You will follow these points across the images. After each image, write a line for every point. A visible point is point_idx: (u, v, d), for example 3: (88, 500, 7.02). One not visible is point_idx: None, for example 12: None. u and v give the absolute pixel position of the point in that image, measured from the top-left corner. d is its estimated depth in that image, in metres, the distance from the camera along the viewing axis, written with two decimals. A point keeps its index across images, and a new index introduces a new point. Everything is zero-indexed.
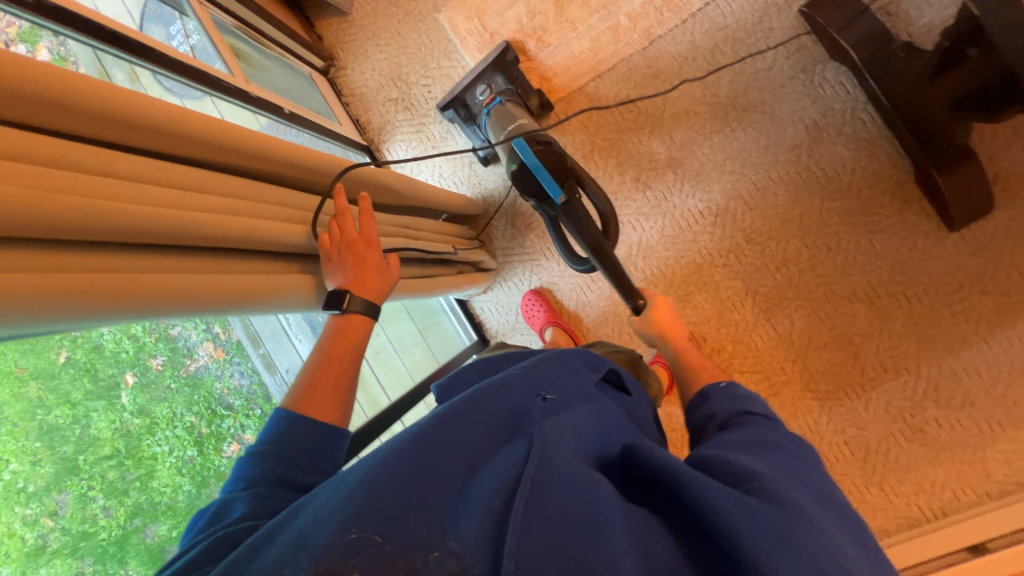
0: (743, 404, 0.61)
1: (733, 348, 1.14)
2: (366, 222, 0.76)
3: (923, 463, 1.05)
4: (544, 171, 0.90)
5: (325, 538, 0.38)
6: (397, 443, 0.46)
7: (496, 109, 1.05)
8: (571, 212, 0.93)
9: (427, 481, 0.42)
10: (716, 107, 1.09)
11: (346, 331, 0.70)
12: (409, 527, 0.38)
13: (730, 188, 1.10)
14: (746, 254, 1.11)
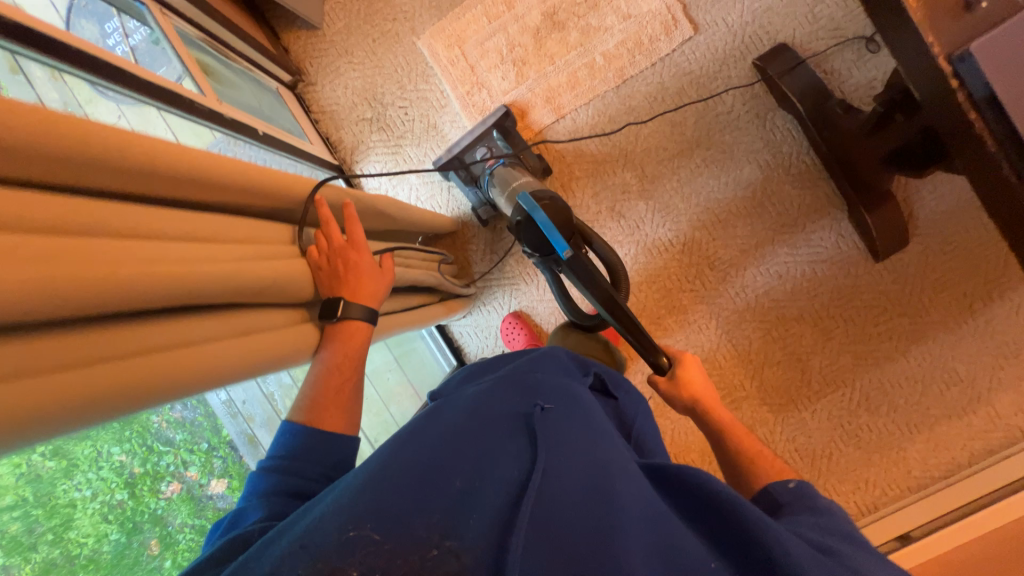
0: (806, 501, 0.57)
1: (700, 367, 1.22)
2: (356, 228, 0.76)
3: (858, 464, 1.19)
4: (550, 225, 0.88)
5: (326, 536, 0.38)
6: (401, 450, 0.47)
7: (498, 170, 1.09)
8: (580, 262, 0.87)
9: (430, 483, 0.43)
10: (683, 144, 1.18)
11: (348, 337, 0.69)
12: (409, 525, 0.39)
13: (695, 219, 1.20)
14: (710, 280, 1.20)
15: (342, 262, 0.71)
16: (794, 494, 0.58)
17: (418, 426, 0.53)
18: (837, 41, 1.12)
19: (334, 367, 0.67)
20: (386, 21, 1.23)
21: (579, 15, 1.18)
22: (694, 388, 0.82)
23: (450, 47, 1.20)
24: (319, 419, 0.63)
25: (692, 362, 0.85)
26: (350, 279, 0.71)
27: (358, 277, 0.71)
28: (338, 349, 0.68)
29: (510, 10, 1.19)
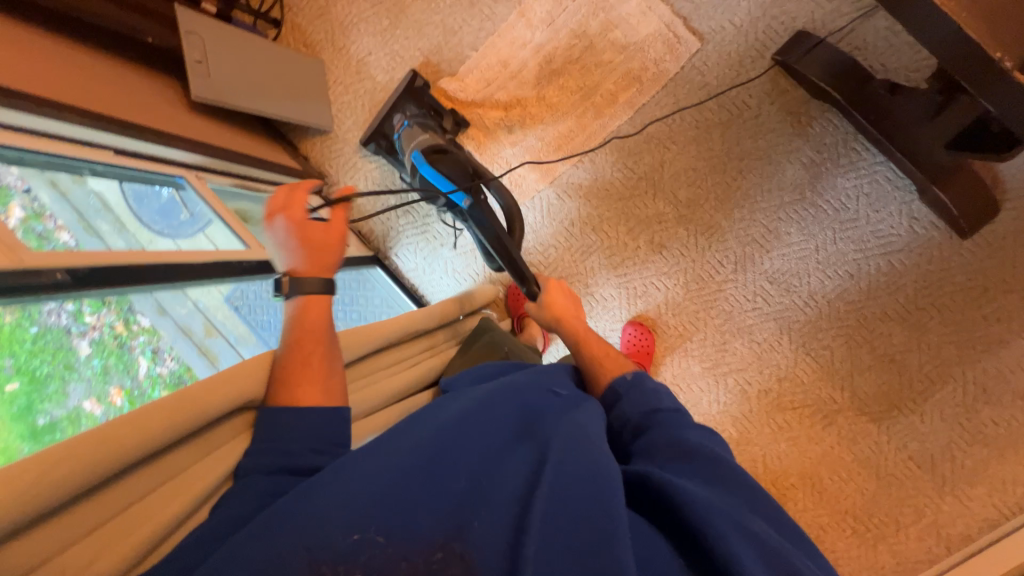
0: (651, 400, 0.63)
1: (781, 386, 1.14)
2: (297, 190, 0.66)
3: (988, 463, 1.07)
4: (442, 176, 0.97)
5: (325, 538, 0.42)
6: (404, 447, 0.50)
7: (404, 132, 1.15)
8: (472, 207, 0.97)
9: (430, 487, 0.47)
10: (713, 161, 1.12)
11: (311, 309, 0.61)
12: (409, 530, 0.44)
13: (743, 234, 1.12)
14: (773, 295, 1.12)
15: (291, 231, 0.62)
16: (629, 384, 0.67)
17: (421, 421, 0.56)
18: (865, 13, 1.02)
19: (297, 339, 0.59)
20: None
21: (577, 56, 1.14)
22: (551, 307, 0.87)
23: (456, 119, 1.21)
24: (293, 398, 0.56)
25: (560, 290, 0.90)
26: (306, 248, 0.62)
27: (310, 243, 0.62)
28: (294, 318, 0.60)
29: (507, 68, 1.17)
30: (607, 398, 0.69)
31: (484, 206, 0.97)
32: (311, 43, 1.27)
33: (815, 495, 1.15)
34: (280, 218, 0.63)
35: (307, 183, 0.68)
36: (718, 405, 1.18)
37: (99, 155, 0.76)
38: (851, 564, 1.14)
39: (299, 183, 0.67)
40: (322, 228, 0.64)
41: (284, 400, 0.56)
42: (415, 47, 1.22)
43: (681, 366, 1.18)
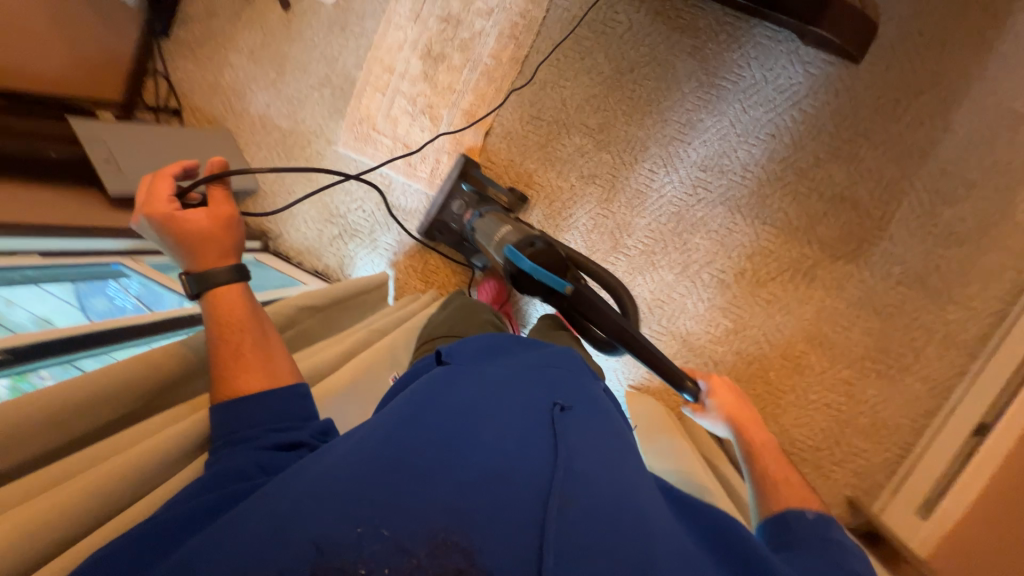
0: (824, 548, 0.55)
1: (754, 262, 1.15)
2: (162, 179, 0.63)
3: (972, 258, 1.07)
4: (543, 269, 0.82)
5: (328, 531, 0.38)
6: (416, 440, 0.46)
7: (478, 219, 1.08)
8: (584, 303, 0.81)
9: (447, 470, 0.43)
10: (608, 82, 1.16)
11: (248, 301, 0.62)
12: (420, 517, 0.39)
13: (663, 138, 1.16)
14: (711, 181, 1.15)
15: (163, 223, 0.60)
16: (812, 525, 0.58)
17: (433, 400, 0.52)
18: None
19: (237, 330, 0.59)
20: (305, 148, 1.30)
21: (452, 37, 1.20)
22: (727, 412, 0.79)
23: (365, 134, 1.26)
24: (238, 389, 0.57)
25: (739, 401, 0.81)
26: (188, 240, 0.60)
27: (189, 232, 0.60)
28: (219, 309, 0.60)
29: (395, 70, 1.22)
30: (774, 526, 0.61)
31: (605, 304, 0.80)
32: (212, 117, 1.33)
33: (829, 353, 1.15)
34: (149, 215, 0.60)
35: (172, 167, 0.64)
36: (705, 303, 1.18)
37: (16, 260, 0.78)
38: (889, 406, 1.13)
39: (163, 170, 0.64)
40: (203, 212, 0.62)
41: (227, 393, 0.57)
42: (307, 86, 1.28)
43: (655, 279, 1.19)
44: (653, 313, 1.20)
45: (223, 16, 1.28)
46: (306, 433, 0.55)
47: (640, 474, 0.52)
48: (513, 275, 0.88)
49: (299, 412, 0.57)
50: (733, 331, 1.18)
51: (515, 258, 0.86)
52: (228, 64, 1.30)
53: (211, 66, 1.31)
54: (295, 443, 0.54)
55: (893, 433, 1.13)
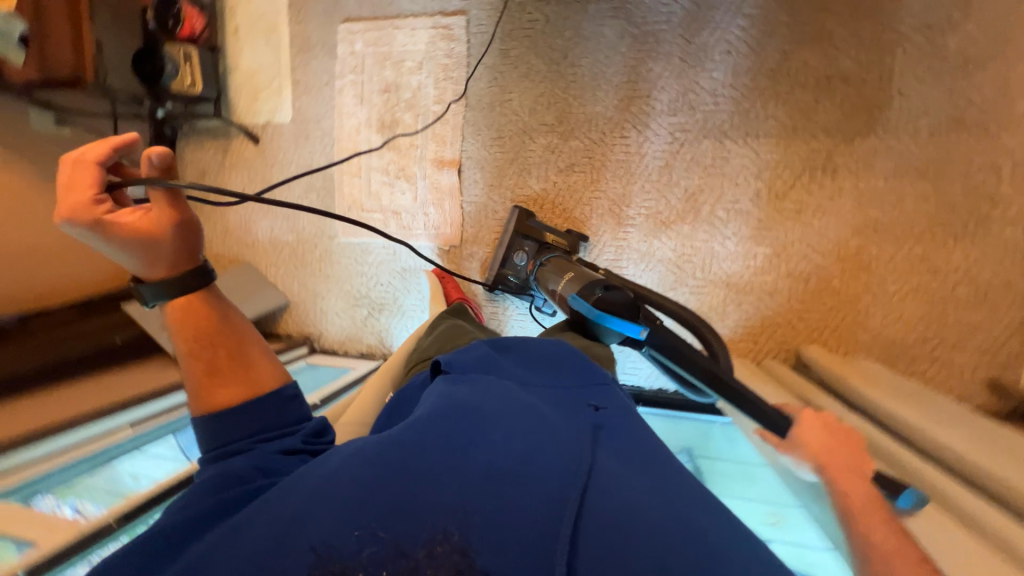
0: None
1: (767, 178, 1.08)
2: (84, 168, 0.53)
3: (1005, 75, 0.95)
4: (613, 317, 0.83)
5: (330, 536, 0.42)
6: (418, 441, 0.48)
7: (540, 270, 1.10)
8: (659, 343, 0.83)
9: (446, 471, 0.46)
10: (548, 75, 1.17)
11: (223, 309, 0.63)
12: (416, 518, 0.42)
13: (621, 101, 1.14)
14: (685, 120, 1.11)
15: (92, 228, 0.53)
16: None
17: (440, 404, 0.55)
18: None
19: (213, 342, 0.61)
20: (314, 251, 1.41)
21: (398, 101, 1.27)
22: (812, 450, 0.69)
23: (358, 217, 1.35)
24: (217, 399, 0.59)
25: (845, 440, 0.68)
26: (136, 248, 0.55)
27: (138, 237, 0.55)
28: (187, 319, 0.60)
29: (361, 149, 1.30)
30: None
31: (684, 346, 0.82)
32: (233, 257, 1.47)
33: (889, 237, 1.03)
34: (70, 218, 0.52)
35: (96, 150, 0.54)
36: (732, 239, 1.11)
37: (115, 436, 0.90)
38: (986, 266, 0.99)
39: (82, 154, 0.54)
40: (144, 219, 0.55)
41: (204, 405, 0.59)
42: (297, 198, 1.40)
43: (672, 236, 1.14)
44: (685, 269, 1.14)
45: (212, 170, 1.45)
46: (298, 438, 0.60)
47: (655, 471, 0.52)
48: (580, 316, 0.90)
49: (289, 417, 0.62)
50: (774, 254, 1.09)
51: (583, 305, 0.87)
52: (230, 208, 1.45)
53: (216, 216, 1.47)
54: (287, 448, 0.58)
55: (1004, 293, 0.98)
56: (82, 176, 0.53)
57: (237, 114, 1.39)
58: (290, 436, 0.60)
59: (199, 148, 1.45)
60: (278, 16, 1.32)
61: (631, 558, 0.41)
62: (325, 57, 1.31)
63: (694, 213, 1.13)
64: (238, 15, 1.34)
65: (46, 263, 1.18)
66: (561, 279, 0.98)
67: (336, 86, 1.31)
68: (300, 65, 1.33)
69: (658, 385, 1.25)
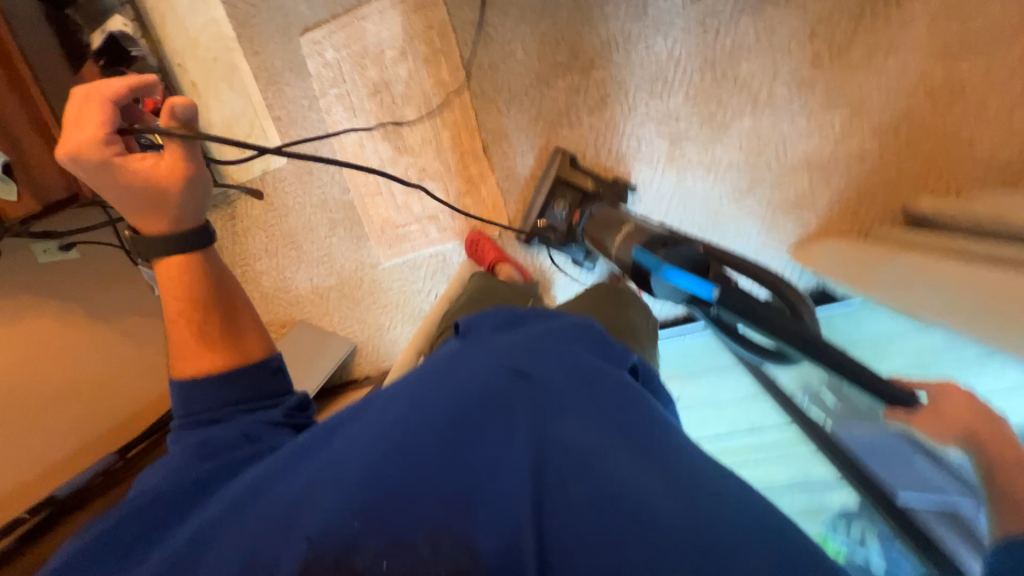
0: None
1: (822, 33, 0.96)
2: (96, 103, 0.54)
3: None
4: (676, 270, 0.68)
5: (328, 526, 0.40)
6: (424, 424, 0.47)
7: (586, 223, 0.99)
8: (740, 305, 0.62)
9: (443, 468, 0.42)
10: (546, 10, 1.05)
11: (221, 274, 0.63)
12: (413, 507, 0.40)
13: (635, 7, 1.02)
14: (712, 2, 0.99)
15: (94, 168, 0.54)
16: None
17: (455, 380, 0.52)
18: None
19: (218, 316, 0.60)
20: (362, 285, 1.34)
21: (392, 98, 1.16)
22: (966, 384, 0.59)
23: (395, 235, 1.26)
24: (201, 366, 0.59)
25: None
26: (144, 193, 0.57)
27: (148, 183, 0.56)
28: (173, 272, 0.60)
29: (339, 140, 1.19)
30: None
31: (768, 309, 0.59)
32: (283, 320, 1.41)
33: (978, 49, 0.92)
34: (78, 154, 0.53)
35: (113, 87, 0.55)
36: (800, 114, 1.01)
37: None
38: None
39: (100, 90, 0.54)
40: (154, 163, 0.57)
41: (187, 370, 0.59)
42: (324, 238, 1.31)
43: (734, 135, 1.05)
44: (758, 164, 1.06)
45: (228, 242, 1.37)
46: (280, 410, 0.58)
47: (676, 451, 0.45)
48: (642, 278, 0.76)
49: (273, 389, 0.60)
50: (852, 114, 1.00)
51: (647, 259, 0.73)
52: (260, 273, 1.38)
53: (250, 285, 1.39)
54: (269, 421, 0.57)
55: None
56: (89, 113, 0.54)
57: (230, 175, 1.29)
58: (272, 408, 0.58)
59: None
60: (233, 53, 1.20)
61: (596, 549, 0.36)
62: (297, 80, 1.19)
63: (750, 102, 1.02)
64: (190, 69, 1.22)
65: (107, 395, 1.13)
66: (615, 238, 0.85)
67: (321, 106, 1.20)
68: (275, 98, 1.21)
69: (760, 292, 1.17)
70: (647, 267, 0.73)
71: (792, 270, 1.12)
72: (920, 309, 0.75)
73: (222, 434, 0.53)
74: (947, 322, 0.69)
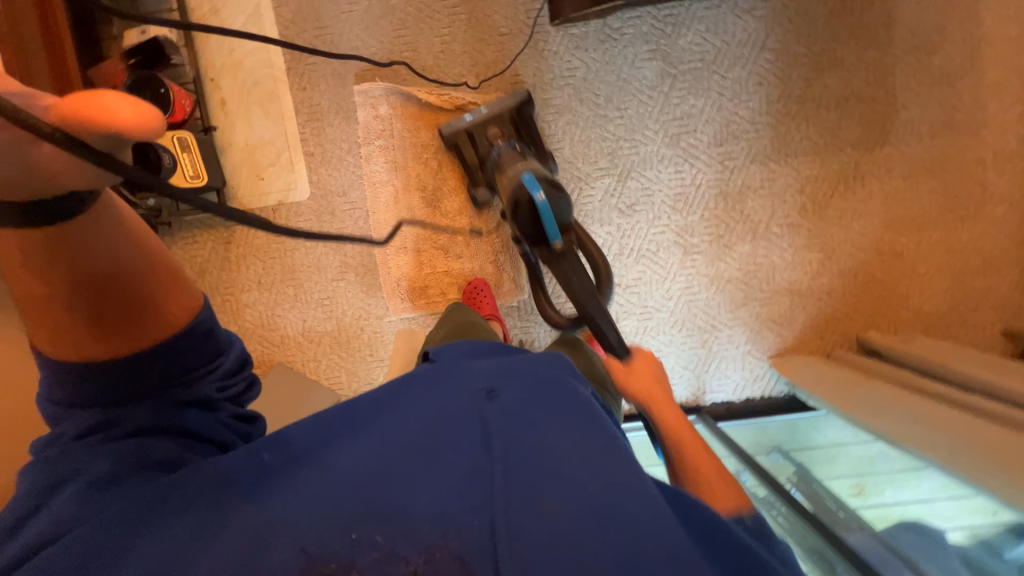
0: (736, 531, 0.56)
1: (809, 191, 1.20)
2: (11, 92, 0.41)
3: (974, 86, 1.15)
4: (552, 217, 0.90)
5: (324, 538, 0.44)
6: (398, 447, 0.51)
7: (507, 151, 1.04)
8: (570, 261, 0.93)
9: (426, 484, 0.47)
10: (595, 121, 1.18)
11: (102, 234, 0.54)
12: (405, 527, 0.45)
13: (669, 135, 1.19)
14: (732, 149, 1.19)
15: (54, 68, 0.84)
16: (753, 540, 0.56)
17: (418, 409, 0.56)
18: None
19: (103, 288, 0.55)
20: (361, 335, 1.26)
21: (438, 161, 1.20)
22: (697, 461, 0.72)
23: (411, 290, 1.24)
24: (81, 348, 0.55)
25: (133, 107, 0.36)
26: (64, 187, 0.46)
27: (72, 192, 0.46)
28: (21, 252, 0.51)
29: (374, 188, 1.19)
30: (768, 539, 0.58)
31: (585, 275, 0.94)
32: (259, 360, 1.27)
33: (913, 227, 1.20)
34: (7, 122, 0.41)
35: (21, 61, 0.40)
36: (788, 250, 1.22)
37: None
38: (989, 238, 1.19)
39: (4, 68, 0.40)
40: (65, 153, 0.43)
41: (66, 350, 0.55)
42: (330, 280, 1.25)
43: (741, 258, 1.22)
44: (752, 285, 1.23)
45: (214, 266, 1.24)
46: (214, 383, 0.62)
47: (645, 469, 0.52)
48: (516, 202, 0.91)
49: (206, 355, 0.62)
50: (825, 257, 1.22)
51: (534, 185, 0.89)
52: (246, 306, 1.25)
53: (229, 316, 1.25)
54: (203, 398, 0.60)
55: (1002, 259, 1.19)
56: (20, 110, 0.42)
57: (239, 199, 1.20)
58: (205, 380, 0.61)
59: (192, 244, 1.23)
60: (279, 83, 1.17)
61: (567, 541, 0.43)
62: (342, 123, 1.19)
63: (754, 233, 1.22)
64: (224, 86, 1.16)
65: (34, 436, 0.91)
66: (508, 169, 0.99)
67: (362, 153, 1.19)
68: (313, 134, 1.19)
69: (745, 394, 1.28)
70: (533, 191, 0.88)
71: (769, 377, 1.27)
72: (907, 441, 0.90)
73: (154, 439, 0.55)
74: (932, 456, 0.84)
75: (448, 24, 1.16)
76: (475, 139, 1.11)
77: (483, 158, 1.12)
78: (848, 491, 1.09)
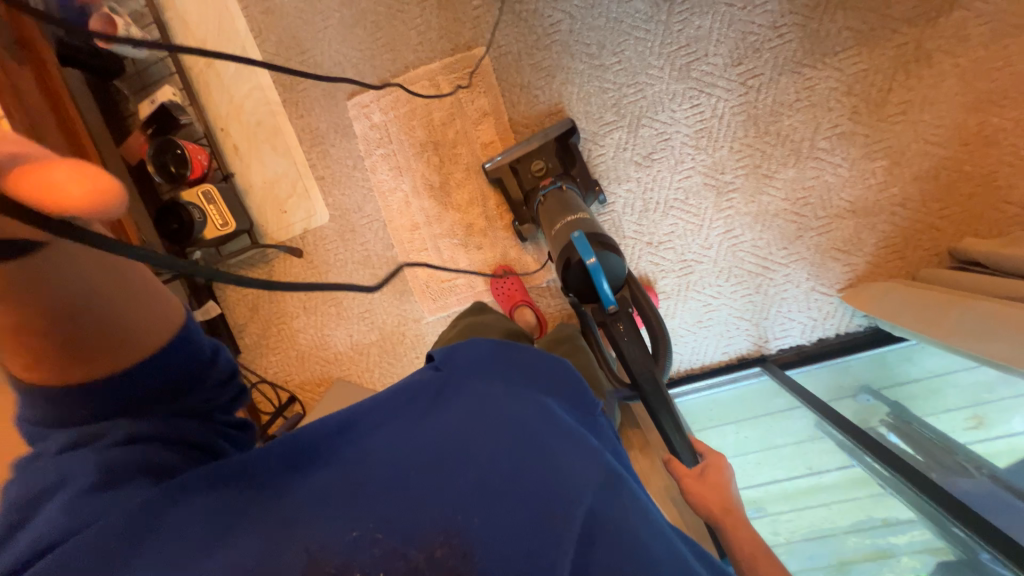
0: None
1: (860, 90, 1.02)
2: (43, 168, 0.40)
3: None
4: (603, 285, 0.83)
5: (326, 539, 0.41)
6: (416, 445, 0.47)
7: (555, 191, 1.02)
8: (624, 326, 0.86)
9: (438, 483, 0.44)
10: (591, 73, 1.09)
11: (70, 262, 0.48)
12: (414, 524, 0.42)
13: (677, 69, 1.06)
14: (755, 64, 1.04)
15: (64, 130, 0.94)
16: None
17: (437, 410, 0.52)
18: None
19: (71, 314, 0.47)
20: (404, 339, 1.31)
21: (440, 157, 1.18)
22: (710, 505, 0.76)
23: (440, 289, 1.25)
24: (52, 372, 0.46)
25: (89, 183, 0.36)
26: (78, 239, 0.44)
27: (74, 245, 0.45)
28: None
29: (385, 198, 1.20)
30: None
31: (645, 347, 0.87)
32: (320, 378, 1.36)
33: (1008, 103, 0.98)
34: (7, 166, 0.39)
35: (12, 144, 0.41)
36: (844, 165, 1.05)
37: None
38: None
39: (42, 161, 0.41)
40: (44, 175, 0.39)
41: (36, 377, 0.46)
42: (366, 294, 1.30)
43: (787, 186, 1.08)
44: (806, 213, 1.09)
45: (264, 300, 1.34)
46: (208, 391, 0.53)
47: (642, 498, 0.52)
48: (567, 261, 0.85)
49: (196, 358, 0.53)
50: (893, 163, 1.04)
51: (585, 249, 0.82)
52: (298, 331, 1.34)
53: (287, 343, 1.35)
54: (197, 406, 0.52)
55: None
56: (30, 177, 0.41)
57: (270, 235, 1.28)
58: (201, 387, 0.53)
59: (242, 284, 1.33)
60: (279, 116, 1.21)
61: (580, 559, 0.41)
62: (343, 140, 1.21)
63: (798, 155, 1.06)
64: (233, 132, 1.23)
65: None
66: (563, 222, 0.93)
67: (367, 166, 1.21)
68: (320, 159, 1.22)
69: (816, 336, 1.15)
70: (585, 255, 0.82)
71: (843, 312, 1.13)
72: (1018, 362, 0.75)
73: (138, 446, 0.45)
74: None
75: (420, 13, 1.12)
76: (519, 171, 1.09)
77: (528, 192, 1.10)
78: (963, 424, 0.92)
